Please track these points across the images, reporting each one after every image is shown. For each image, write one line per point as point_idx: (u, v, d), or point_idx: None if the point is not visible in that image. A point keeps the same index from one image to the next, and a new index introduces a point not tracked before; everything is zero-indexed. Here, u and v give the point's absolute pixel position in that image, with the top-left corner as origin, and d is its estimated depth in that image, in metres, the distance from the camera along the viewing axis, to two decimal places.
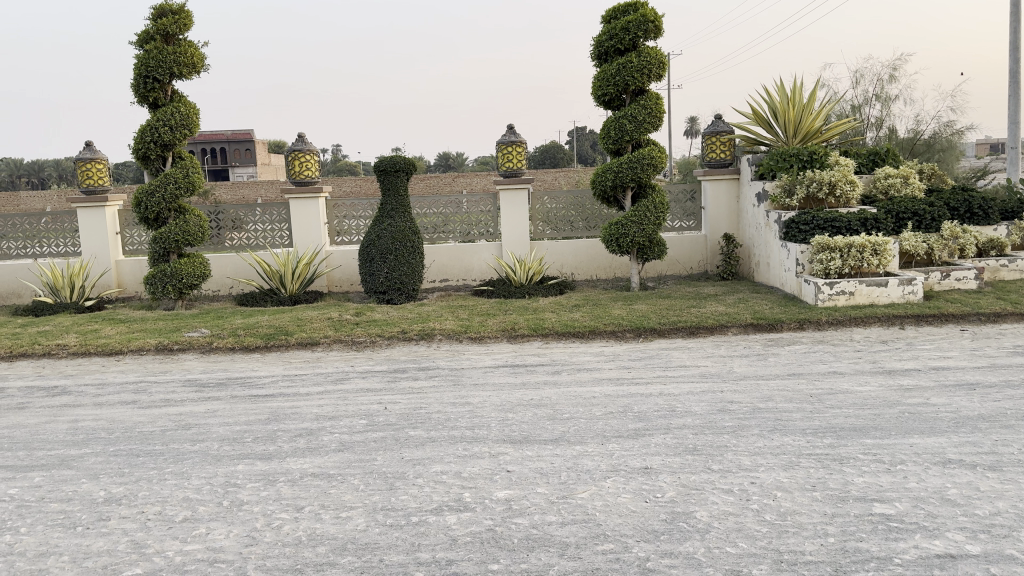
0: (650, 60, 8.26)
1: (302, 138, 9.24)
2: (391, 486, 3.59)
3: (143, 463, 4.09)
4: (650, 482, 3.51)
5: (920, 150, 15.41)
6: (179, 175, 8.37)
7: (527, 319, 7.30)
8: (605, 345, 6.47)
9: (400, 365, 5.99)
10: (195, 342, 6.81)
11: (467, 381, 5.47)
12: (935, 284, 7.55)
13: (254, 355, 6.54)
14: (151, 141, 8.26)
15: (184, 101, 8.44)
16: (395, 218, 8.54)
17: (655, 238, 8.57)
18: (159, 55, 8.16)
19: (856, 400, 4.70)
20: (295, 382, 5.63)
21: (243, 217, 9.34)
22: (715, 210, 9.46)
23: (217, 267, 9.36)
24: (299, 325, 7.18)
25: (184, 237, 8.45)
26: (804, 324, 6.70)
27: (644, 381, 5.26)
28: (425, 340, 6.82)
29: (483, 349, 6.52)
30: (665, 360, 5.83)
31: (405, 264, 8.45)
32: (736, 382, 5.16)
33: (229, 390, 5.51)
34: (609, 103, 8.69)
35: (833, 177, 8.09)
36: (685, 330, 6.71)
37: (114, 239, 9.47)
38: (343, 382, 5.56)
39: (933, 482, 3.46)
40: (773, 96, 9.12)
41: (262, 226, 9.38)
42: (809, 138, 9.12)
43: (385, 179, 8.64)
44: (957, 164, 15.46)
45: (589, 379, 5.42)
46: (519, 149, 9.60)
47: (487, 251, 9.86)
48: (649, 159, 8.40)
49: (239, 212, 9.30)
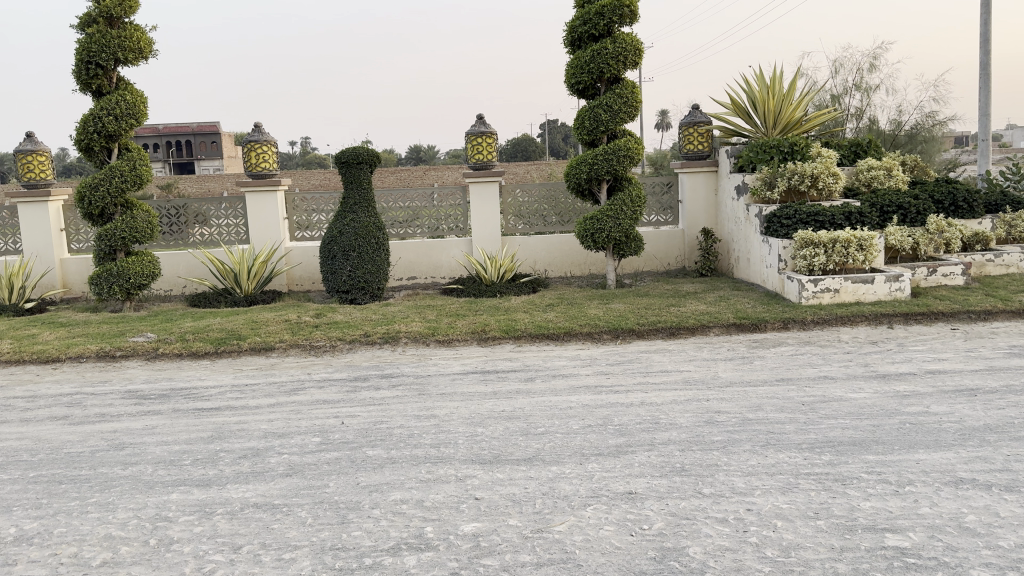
0: (627, 47, 7.88)
1: (259, 128, 8.72)
2: (344, 519, 3.17)
3: (64, 492, 3.64)
4: (635, 510, 3.13)
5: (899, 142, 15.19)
6: (125, 168, 7.81)
7: (499, 319, 6.89)
8: (581, 348, 6.09)
9: (361, 373, 5.56)
10: (139, 348, 6.32)
11: (433, 391, 5.04)
12: (921, 280, 7.27)
13: (203, 362, 6.07)
14: (94, 131, 7.70)
15: (131, 88, 7.89)
16: (357, 213, 8.06)
17: (631, 233, 8.20)
18: (102, 40, 7.59)
19: (851, 408, 4.37)
20: (246, 394, 5.17)
21: (208, 212, 8.85)
22: (692, 204, 9.12)
23: (168, 265, 8.85)
24: (253, 328, 6.71)
25: (131, 234, 7.91)
26: (789, 323, 6.38)
27: (624, 389, 4.88)
28: (390, 343, 6.39)
29: (451, 353, 6.11)
30: (645, 365, 5.46)
31: (369, 262, 8.00)
32: (721, 389, 4.80)
33: (172, 404, 5.05)
34: (582, 92, 8.29)
35: (815, 169, 7.75)
36: (664, 331, 6.35)
37: (59, 236, 8.89)
38: (298, 393, 5.11)
39: (947, 507, 3.11)
40: (752, 85, 8.77)
41: (226, 220, 8.89)
42: (789, 129, 8.78)
43: (347, 172, 8.16)
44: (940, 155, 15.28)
45: (564, 386, 5.02)
46: (489, 140, 9.15)
47: (455, 247, 9.43)
48: (625, 151, 8.02)
49: (203, 205, 8.82)
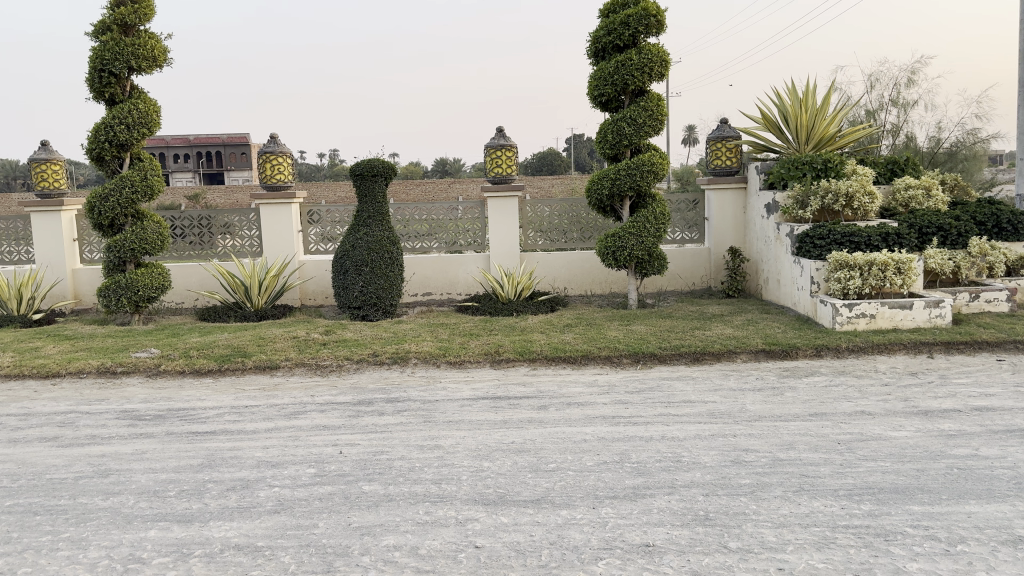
0: (652, 58, 7.58)
1: (275, 139, 8.50)
2: (330, 567, 2.88)
3: (37, 525, 3.38)
4: (653, 566, 2.81)
5: (937, 160, 14.73)
6: (136, 178, 7.65)
7: (514, 340, 6.59)
8: (599, 373, 5.76)
9: (366, 396, 5.27)
10: (140, 364, 6.10)
11: (440, 419, 4.72)
12: (962, 306, 6.86)
13: (205, 380, 5.82)
14: (105, 140, 7.53)
15: (144, 97, 7.74)
16: (371, 227, 7.80)
17: (655, 252, 7.87)
18: (116, 48, 7.45)
19: (891, 449, 4.01)
20: (243, 417, 4.90)
21: (236, 224, 8.70)
22: (719, 222, 8.77)
23: (179, 277, 8.66)
24: (260, 345, 6.46)
25: (141, 245, 7.72)
26: (821, 350, 6.01)
27: (644, 421, 4.54)
28: (399, 364, 6.11)
29: (462, 376, 5.81)
30: (667, 393, 5.12)
31: (382, 278, 7.75)
32: (749, 424, 4.45)
33: (166, 426, 4.80)
34: (606, 105, 7.99)
35: (850, 188, 7.36)
36: (688, 356, 6.01)
37: (71, 246, 8.76)
38: (298, 417, 4.83)
39: (1006, 572, 2.75)
40: (783, 99, 8.42)
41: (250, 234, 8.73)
42: (822, 145, 8.41)
43: (361, 185, 7.91)
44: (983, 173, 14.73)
45: (579, 416, 4.69)
46: (508, 153, 8.86)
47: (472, 263, 9.17)
48: (649, 166, 7.69)
49: (232, 217, 8.68)
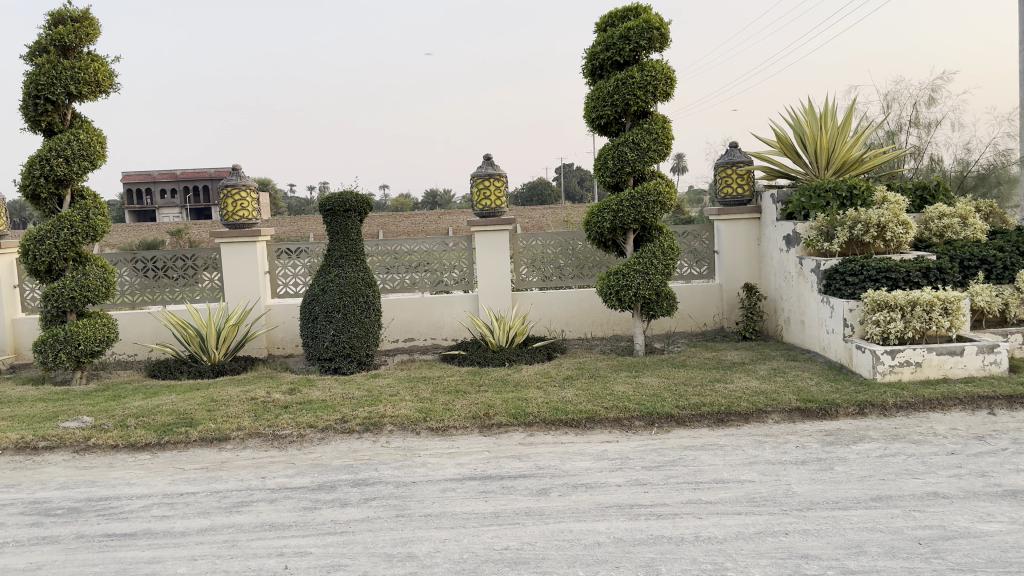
0: (656, 75, 6.79)
1: (238, 172, 7.63)
2: None
3: None
4: None
5: (971, 184, 14.08)
6: (76, 218, 6.75)
7: (507, 398, 5.69)
8: (608, 441, 4.86)
9: (329, 478, 4.35)
10: (67, 437, 5.17)
11: (415, 512, 3.81)
12: (1015, 349, 6.04)
13: (141, 457, 4.89)
14: (41, 175, 6.65)
15: (87, 126, 6.90)
16: (344, 268, 6.94)
17: (663, 291, 7.02)
18: (52, 72, 6.60)
19: (988, 553, 3.13)
20: (175, 511, 3.97)
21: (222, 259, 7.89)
22: (732, 255, 7.95)
23: (129, 327, 7.80)
24: (211, 410, 5.54)
25: (82, 293, 6.81)
26: (865, 408, 5.15)
27: (671, 513, 3.64)
28: (371, 432, 5.20)
29: (445, 447, 4.91)
30: (695, 469, 4.24)
31: (356, 325, 6.88)
32: (802, 515, 3.57)
33: (77, 527, 3.86)
34: (605, 128, 7.19)
35: (882, 217, 6.55)
36: (711, 417, 5.13)
37: (11, 294, 7.86)
38: (243, 511, 3.92)
39: None
40: (800, 121, 7.63)
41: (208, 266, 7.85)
42: (844, 169, 7.61)
43: (332, 221, 7.05)
44: (1016, 195, 14.02)
45: (589, 506, 3.78)
46: (497, 183, 8.01)
47: (459, 305, 8.31)
48: (654, 195, 6.87)
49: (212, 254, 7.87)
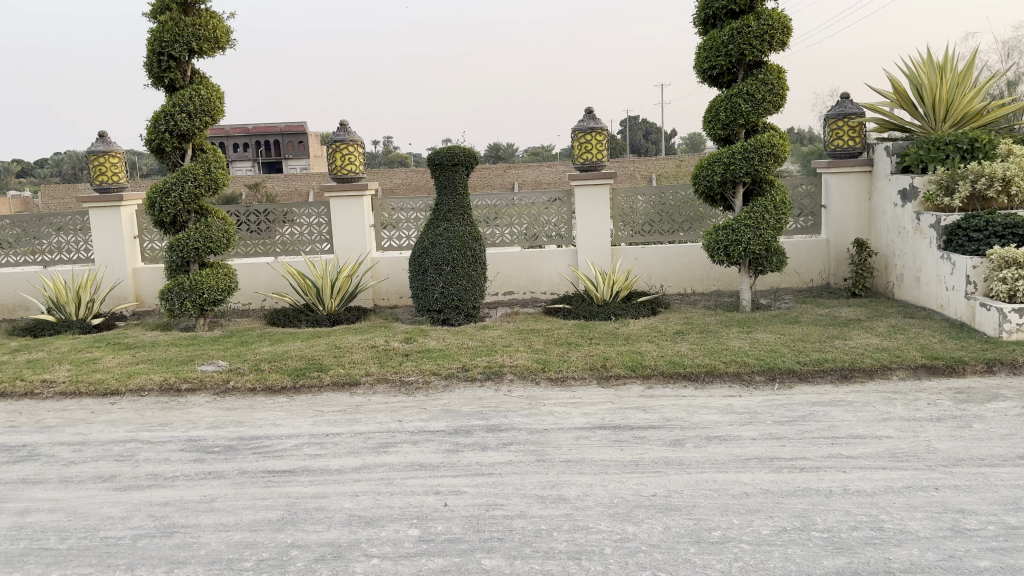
0: (773, 24, 6.63)
1: (344, 126, 7.79)
2: None
3: None
4: None
5: None
6: (198, 171, 7.02)
7: (621, 351, 5.77)
8: (730, 395, 4.90)
9: (463, 424, 4.52)
10: (207, 380, 5.46)
11: (555, 458, 3.95)
12: None
13: (279, 400, 5.15)
14: (166, 130, 6.92)
15: (207, 82, 7.12)
16: (453, 222, 7.06)
17: (773, 246, 6.94)
18: (175, 29, 6.81)
19: None
20: (325, 451, 4.19)
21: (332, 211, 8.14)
22: (840, 210, 7.79)
23: (245, 276, 8.11)
24: (336, 357, 5.78)
25: (205, 244, 7.12)
26: (994, 366, 5.06)
27: (813, 466, 3.68)
28: (493, 381, 5.35)
29: (568, 397, 5.03)
30: (827, 424, 4.25)
31: (465, 278, 7.02)
32: (949, 471, 3.57)
33: (237, 463, 4.12)
34: (716, 79, 7.08)
35: (1008, 170, 6.32)
36: (833, 373, 5.12)
37: (133, 244, 8.25)
38: (389, 452, 4.11)
39: None
40: (918, 71, 7.37)
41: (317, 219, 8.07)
42: (962, 123, 7.35)
43: (441, 175, 7.16)
44: None
45: (727, 457, 3.85)
46: (598, 136, 7.98)
47: (559, 260, 8.37)
48: (768, 148, 6.75)
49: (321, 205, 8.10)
